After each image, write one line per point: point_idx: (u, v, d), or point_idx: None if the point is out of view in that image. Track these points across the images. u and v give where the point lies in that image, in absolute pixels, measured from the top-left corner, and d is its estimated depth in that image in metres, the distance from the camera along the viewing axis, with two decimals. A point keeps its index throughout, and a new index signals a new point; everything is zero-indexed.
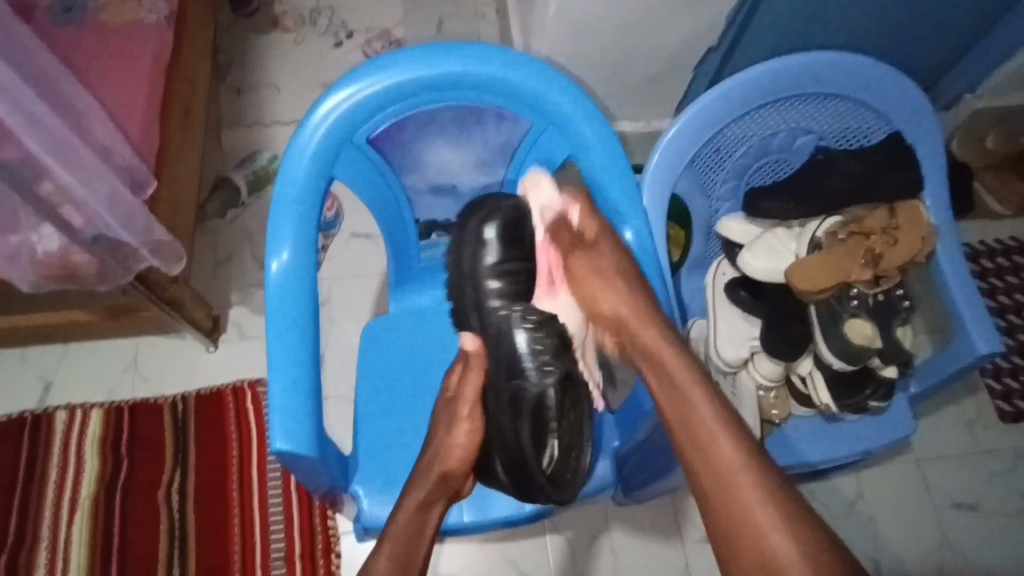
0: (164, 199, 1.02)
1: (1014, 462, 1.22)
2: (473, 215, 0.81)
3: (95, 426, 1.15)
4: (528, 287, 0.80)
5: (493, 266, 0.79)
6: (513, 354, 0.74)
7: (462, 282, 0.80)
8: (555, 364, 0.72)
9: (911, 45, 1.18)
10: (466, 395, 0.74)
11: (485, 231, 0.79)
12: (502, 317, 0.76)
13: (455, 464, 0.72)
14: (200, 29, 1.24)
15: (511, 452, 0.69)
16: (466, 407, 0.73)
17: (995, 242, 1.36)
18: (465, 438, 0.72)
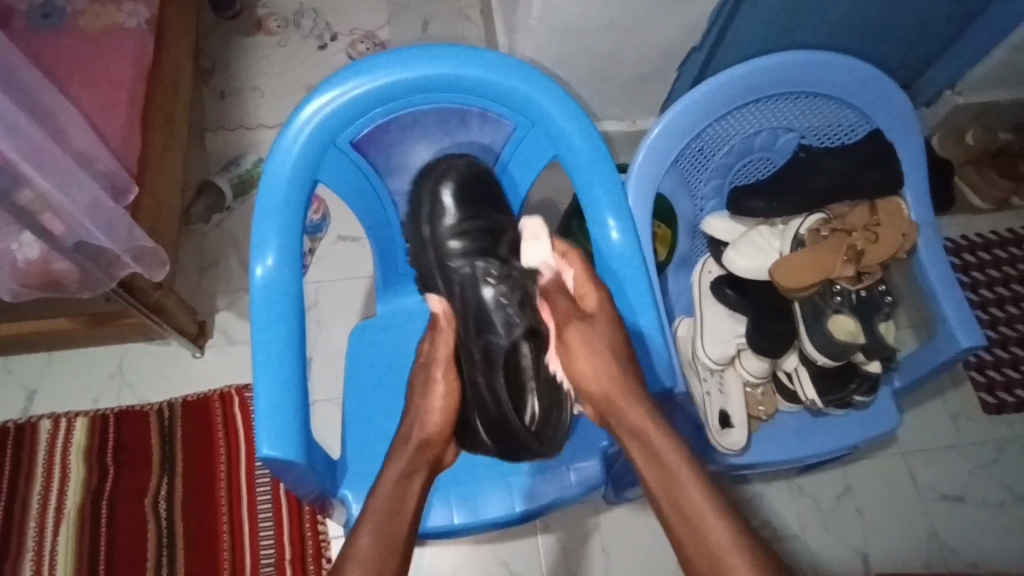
0: (147, 205, 1.01)
1: (997, 453, 1.24)
2: (429, 177, 0.80)
3: (80, 435, 1.13)
4: (491, 242, 0.79)
5: (461, 226, 0.79)
6: (484, 309, 0.74)
7: (423, 247, 0.80)
8: (529, 314, 0.72)
9: (891, 44, 1.19)
10: (440, 356, 0.72)
11: (444, 193, 0.79)
12: (472, 273, 0.77)
13: (435, 426, 0.70)
14: (181, 33, 1.23)
15: (489, 412, 0.67)
16: (440, 370, 0.71)
17: (976, 236, 1.38)
18: (441, 402, 0.70)
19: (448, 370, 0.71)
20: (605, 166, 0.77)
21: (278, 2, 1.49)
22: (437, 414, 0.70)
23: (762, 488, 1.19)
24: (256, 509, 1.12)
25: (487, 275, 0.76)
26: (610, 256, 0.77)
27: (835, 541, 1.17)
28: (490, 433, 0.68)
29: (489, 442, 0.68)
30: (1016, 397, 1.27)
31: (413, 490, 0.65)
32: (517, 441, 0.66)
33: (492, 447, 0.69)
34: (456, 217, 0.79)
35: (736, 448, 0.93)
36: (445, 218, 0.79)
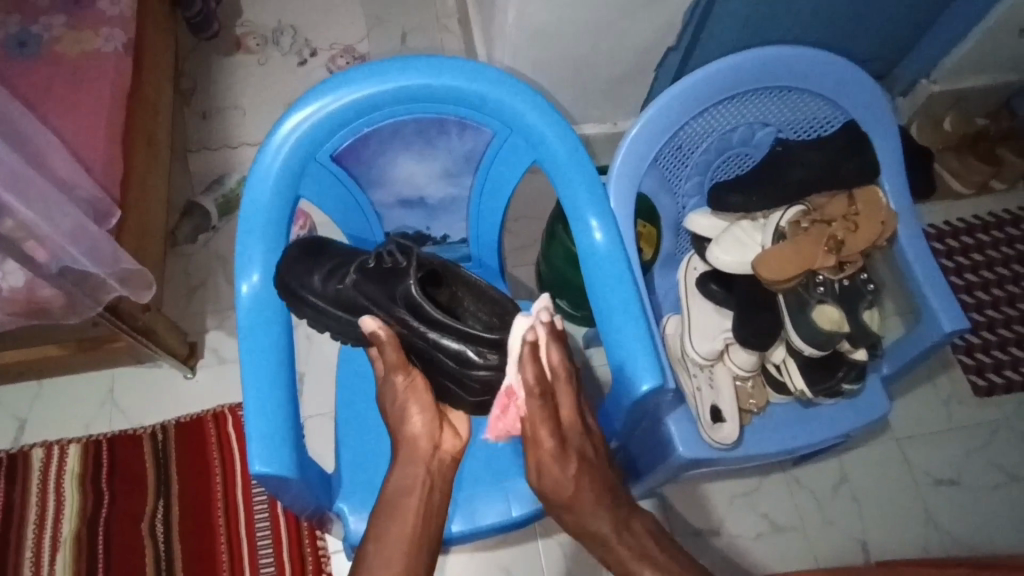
0: (131, 228, 1.01)
1: (989, 436, 1.25)
2: (285, 257, 0.72)
3: (73, 462, 1.12)
4: (344, 256, 0.74)
5: (332, 269, 0.73)
6: (382, 283, 0.69)
7: (321, 318, 0.72)
8: (410, 251, 0.70)
9: (864, 36, 1.21)
10: (391, 357, 0.66)
11: (310, 277, 0.72)
12: (353, 283, 0.70)
13: (419, 424, 0.66)
14: (160, 55, 1.23)
15: (454, 353, 0.65)
16: (400, 373, 0.66)
17: (958, 221, 1.40)
18: (419, 407, 0.66)
19: (407, 369, 0.66)
20: (586, 168, 0.78)
21: (257, 21, 1.50)
22: (415, 417, 0.66)
23: (760, 481, 1.20)
24: (254, 528, 1.12)
25: (365, 273, 0.70)
26: (594, 257, 0.77)
27: (834, 530, 1.17)
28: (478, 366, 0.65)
29: (486, 379, 0.65)
30: (1006, 379, 1.28)
31: (414, 487, 0.63)
32: (494, 350, 0.65)
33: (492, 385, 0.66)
34: (321, 271, 0.72)
35: (727, 442, 0.93)
36: (314, 277, 0.72)
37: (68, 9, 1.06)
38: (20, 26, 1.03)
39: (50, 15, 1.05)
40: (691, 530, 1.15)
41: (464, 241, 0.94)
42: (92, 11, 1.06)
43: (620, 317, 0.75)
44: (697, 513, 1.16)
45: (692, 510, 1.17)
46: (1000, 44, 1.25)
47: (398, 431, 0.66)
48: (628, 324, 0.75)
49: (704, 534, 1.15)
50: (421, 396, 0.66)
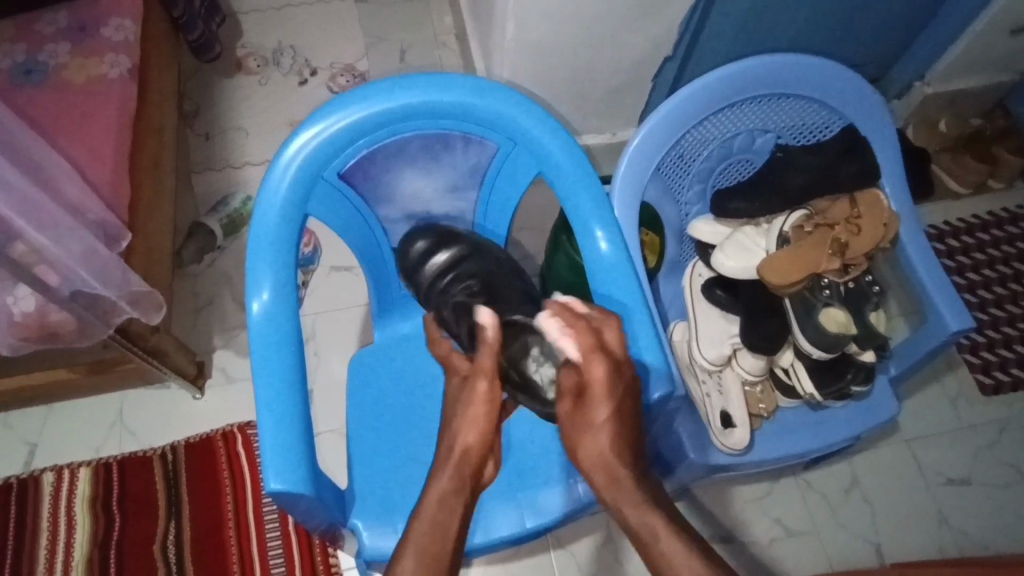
0: (139, 250, 1.02)
1: (998, 434, 1.25)
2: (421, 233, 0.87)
3: (84, 485, 1.13)
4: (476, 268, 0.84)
5: (453, 250, 0.85)
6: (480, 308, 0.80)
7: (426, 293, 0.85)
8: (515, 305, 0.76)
9: (857, 41, 1.23)
10: (486, 365, 0.68)
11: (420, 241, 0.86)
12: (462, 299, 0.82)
13: (473, 441, 0.67)
14: (162, 78, 1.24)
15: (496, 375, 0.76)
16: (485, 380, 0.68)
17: (957, 221, 1.41)
18: (476, 436, 0.67)
19: (493, 383, 0.68)
20: (590, 178, 0.79)
21: (257, 42, 1.52)
22: (473, 433, 0.67)
23: (771, 485, 1.19)
24: (266, 547, 1.11)
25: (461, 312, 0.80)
26: (600, 266, 0.78)
27: (848, 534, 1.17)
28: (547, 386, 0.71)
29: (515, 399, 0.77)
30: (1012, 376, 1.28)
31: (447, 499, 0.64)
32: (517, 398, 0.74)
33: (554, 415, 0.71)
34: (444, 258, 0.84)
35: (739, 447, 0.93)
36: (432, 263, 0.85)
37: (73, 36, 1.07)
38: (26, 55, 1.05)
39: (56, 43, 1.07)
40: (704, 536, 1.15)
41: None
42: (97, 38, 1.08)
43: (630, 324, 0.76)
44: (710, 519, 1.16)
45: (705, 515, 1.16)
46: (992, 45, 1.27)
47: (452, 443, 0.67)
48: (639, 337, 0.75)
49: (716, 542, 1.15)
50: (482, 413, 0.68)
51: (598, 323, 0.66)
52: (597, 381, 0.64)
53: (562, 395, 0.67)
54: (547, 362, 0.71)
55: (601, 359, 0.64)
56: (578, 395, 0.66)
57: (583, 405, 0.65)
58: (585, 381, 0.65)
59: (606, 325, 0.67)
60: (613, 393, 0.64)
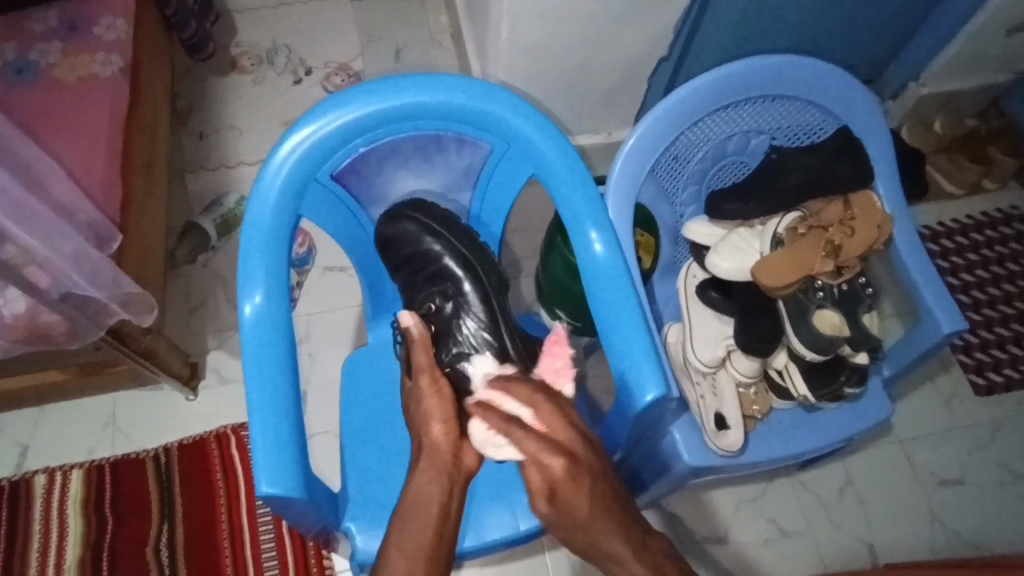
0: (131, 251, 1.01)
1: (992, 434, 1.25)
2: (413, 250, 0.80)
3: (76, 487, 1.12)
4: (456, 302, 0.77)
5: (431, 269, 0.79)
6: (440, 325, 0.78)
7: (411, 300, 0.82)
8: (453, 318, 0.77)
9: (852, 42, 1.23)
10: (420, 362, 0.70)
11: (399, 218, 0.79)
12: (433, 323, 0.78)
13: (438, 433, 0.67)
14: (155, 77, 1.24)
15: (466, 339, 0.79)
16: (427, 377, 0.69)
17: (952, 222, 1.41)
18: (442, 429, 0.67)
19: (434, 375, 0.70)
20: (584, 180, 0.79)
21: (251, 41, 1.51)
22: (435, 426, 0.67)
23: (765, 486, 1.20)
24: (260, 549, 1.11)
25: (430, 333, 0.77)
26: (594, 268, 0.78)
27: (842, 534, 1.17)
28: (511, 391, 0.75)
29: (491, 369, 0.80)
30: (1005, 377, 1.29)
31: (432, 497, 0.64)
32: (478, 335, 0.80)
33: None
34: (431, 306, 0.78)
35: (733, 449, 0.93)
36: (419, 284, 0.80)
37: (65, 35, 1.07)
38: (17, 54, 1.04)
39: (47, 42, 1.06)
40: (698, 537, 1.15)
41: None
42: (89, 37, 1.07)
43: (625, 324, 0.75)
44: (704, 520, 1.16)
45: (700, 515, 1.17)
46: (986, 46, 1.27)
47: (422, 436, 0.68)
48: (634, 339, 0.75)
49: (709, 542, 1.15)
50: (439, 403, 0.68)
51: (534, 410, 0.65)
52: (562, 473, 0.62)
53: (534, 499, 0.64)
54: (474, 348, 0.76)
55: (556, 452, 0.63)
56: (549, 492, 0.63)
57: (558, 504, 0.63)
58: (551, 483, 0.63)
59: (539, 406, 0.66)
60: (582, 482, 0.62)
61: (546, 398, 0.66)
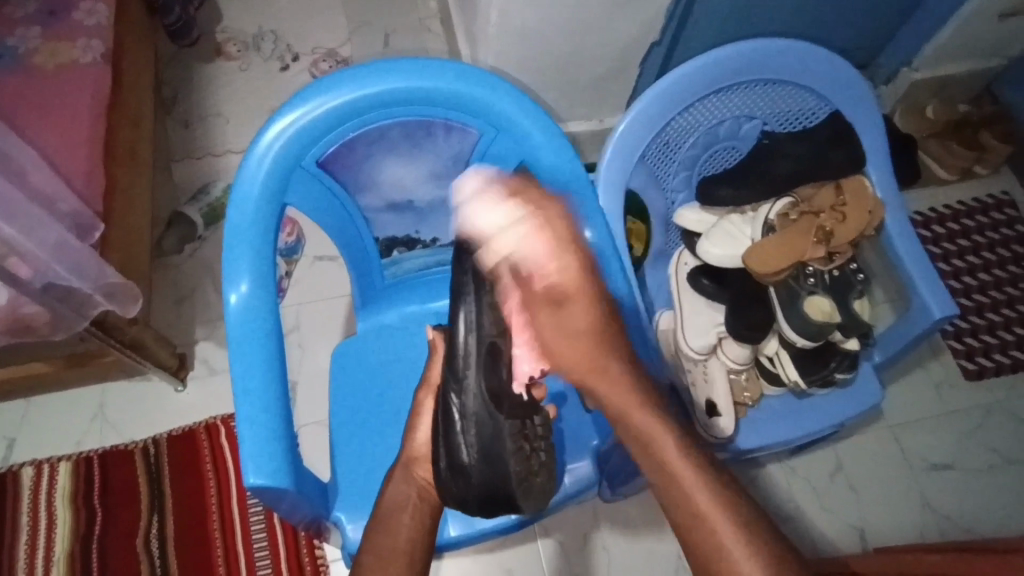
0: (116, 242, 0.99)
1: (981, 419, 1.26)
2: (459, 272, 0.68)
3: (64, 479, 1.11)
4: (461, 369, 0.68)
5: None
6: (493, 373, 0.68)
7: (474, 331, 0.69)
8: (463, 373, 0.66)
9: (845, 27, 1.22)
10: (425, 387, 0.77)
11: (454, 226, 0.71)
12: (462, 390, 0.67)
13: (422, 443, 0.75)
14: (138, 63, 1.21)
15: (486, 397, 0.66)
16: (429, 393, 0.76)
17: (943, 208, 1.41)
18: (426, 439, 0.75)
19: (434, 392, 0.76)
20: (574, 167, 0.77)
21: (237, 27, 1.49)
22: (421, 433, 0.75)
23: (756, 473, 1.20)
24: (251, 540, 1.10)
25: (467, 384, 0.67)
26: None
27: (832, 519, 1.18)
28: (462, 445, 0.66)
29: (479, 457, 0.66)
30: (995, 362, 1.29)
31: (407, 501, 0.70)
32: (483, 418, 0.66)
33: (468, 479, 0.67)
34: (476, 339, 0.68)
35: (724, 435, 0.95)
36: None
37: (44, 20, 1.04)
38: None
39: (26, 26, 1.03)
40: None
41: (434, 241, 0.92)
42: (68, 22, 1.04)
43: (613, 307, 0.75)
44: None
45: None
46: (979, 31, 1.26)
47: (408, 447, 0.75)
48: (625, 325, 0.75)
49: None
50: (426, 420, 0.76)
51: (547, 211, 0.69)
52: (564, 280, 0.70)
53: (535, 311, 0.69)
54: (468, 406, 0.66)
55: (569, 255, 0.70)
56: (555, 306, 0.70)
57: (559, 313, 0.70)
58: (557, 289, 0.70)
59: (547, 212, 0.69)
60: (587, 292, 0.71)
61: (551, 203, 0.70)
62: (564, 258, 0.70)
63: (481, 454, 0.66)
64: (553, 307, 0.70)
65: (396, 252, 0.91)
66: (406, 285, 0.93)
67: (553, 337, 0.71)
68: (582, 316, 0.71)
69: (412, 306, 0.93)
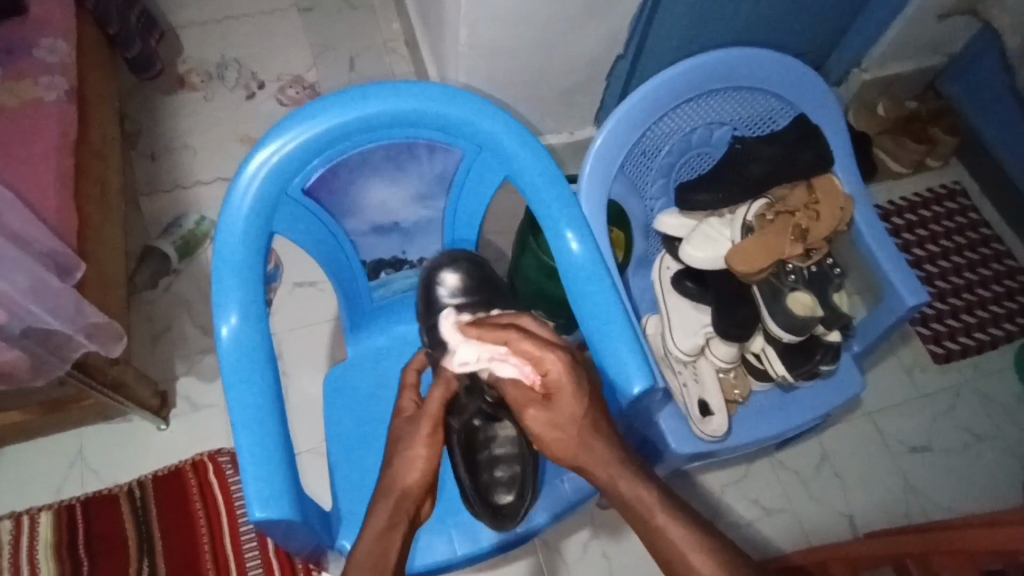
0: (90, 281, 0.97)
1: (952, 399, 1.31)
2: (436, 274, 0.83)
3: (45, 530, 1.07)
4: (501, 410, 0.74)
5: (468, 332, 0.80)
6: (513, 415, 0.75)
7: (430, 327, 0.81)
8: (492, 421, 0.75)
9: (798, 33, 1.27)
10: (431, 409, 0.69)
11: (449, 269, 0.83)
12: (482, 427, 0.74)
13: (415, 475, 0.66)
14: (101, 96, 1.19)
15: (496, 452, 0.75)
16: (428, 425, 0.68)
17: (901, 200, 1.48)
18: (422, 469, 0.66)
19: (434, 428, 0.68)
20: (557, 180, 0.79)
21: (199, 57, 1.47)
22: (416, 469, 0.66)
23: (746, 468, 1.23)
24: None
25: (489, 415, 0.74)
26: (572, 266, 0.78)
27: (822, 507, 1.21)
28: (493, 468, 0.75)
29: (512, 502, 0.74)
30: (961, 344, 1.34)
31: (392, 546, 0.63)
32: (506, 486, 0.75)
33: (502, 512, 0.73)
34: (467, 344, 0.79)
35: (718, 434, 0.96)
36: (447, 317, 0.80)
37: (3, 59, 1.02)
38: None
39: None
40: None
41: None
42: (29, 60, 1.02)
43: (600, 314, 0.77)
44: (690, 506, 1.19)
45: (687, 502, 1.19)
46: (921, 31, 1.34)
47: (394, 479, 0.66)
48: (621, 329, 0.76)
49: None
50: (424, 453, 0.67)
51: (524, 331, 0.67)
52: (558, 377, 0.63)
53: (525, 407, 0.65)
54: (499, 465, 0.75)
55: (552, 351, 0.64)
56: (542, 398, 0.65)
57: (551, 407, 0.64)
58: (550, 382, 0.64)
59: (514, 340, 0.65)
60: (576, 381, 0.64)
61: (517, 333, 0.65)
62: (548, 361, 0.64)
63: (514, 487, 0.75)
64: (543, 399, 0.65)
65: (385, 273, 0.91)
66: (394, 306, 0.93)
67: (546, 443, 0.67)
68: (574, 404, 0.64)
69: (402, 326, 0.93)
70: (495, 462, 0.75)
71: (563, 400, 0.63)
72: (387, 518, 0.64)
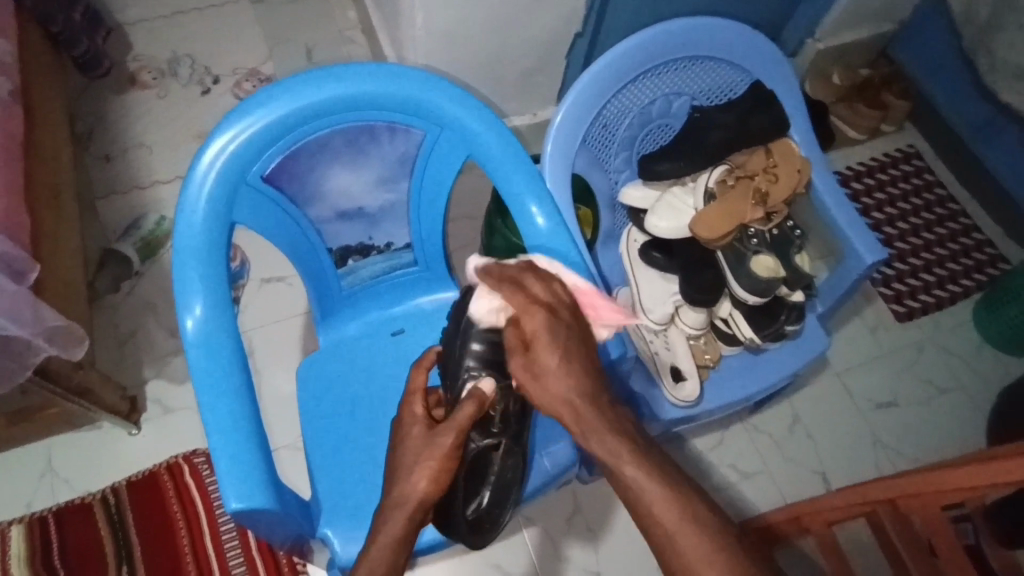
0: (47, 285, 0.94)
1: (915, 355, 1.36)
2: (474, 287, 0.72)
3: (17, 544, 1.04)
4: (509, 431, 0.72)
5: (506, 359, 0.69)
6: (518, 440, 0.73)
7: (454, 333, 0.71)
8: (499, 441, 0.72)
9: (751, 5, 1.29)
10: (458, 423, 0.64)
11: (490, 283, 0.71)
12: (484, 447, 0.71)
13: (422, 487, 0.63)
14: (47, 96, 1.15)
15: (490, 469, 0.73)
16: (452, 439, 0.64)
17: (859, 165, 1.51)
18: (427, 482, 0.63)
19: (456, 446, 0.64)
20: (519, 157, 0.79)
21: (148, 54, 1.43)
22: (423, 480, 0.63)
23: (722, 434, 1.25)
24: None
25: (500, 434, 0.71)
26: (539, 240, 0.79)
27: (797, 466, 1.25)
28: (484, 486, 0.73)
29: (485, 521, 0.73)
30: (921, 302, 1.39)
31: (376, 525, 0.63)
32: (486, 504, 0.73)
33: (479, 529, 0.73)
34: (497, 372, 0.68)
35: (689, 399, 0.97)
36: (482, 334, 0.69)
37: None
38: None
39: None
40: None
41: (408, 246, 0.91)
42: None
43: None
44: None
45: None
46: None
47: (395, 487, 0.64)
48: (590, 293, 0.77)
49: None
50: (438, 467, 0.63)
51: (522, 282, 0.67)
52: (539, 329, 0.63)
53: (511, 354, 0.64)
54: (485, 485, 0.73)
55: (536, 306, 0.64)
56: (525, 349, 0.63)
57: (530, 356, 0.62)
58: (529, 336, 0.63)
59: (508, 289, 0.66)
60: (554, 334, 0.62)
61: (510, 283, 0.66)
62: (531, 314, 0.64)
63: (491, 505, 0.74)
64: (525, 350, 0.63)
65: (352, 260, 0.89)
66: (362, 293, 0.93)
67: (516, 357, 0.63)
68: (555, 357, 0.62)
69: (374, 313, 0.94)
70: (486, 479, 0.73)
71: (545, 352, 0.62)
72: (400, 533, 0.62)
